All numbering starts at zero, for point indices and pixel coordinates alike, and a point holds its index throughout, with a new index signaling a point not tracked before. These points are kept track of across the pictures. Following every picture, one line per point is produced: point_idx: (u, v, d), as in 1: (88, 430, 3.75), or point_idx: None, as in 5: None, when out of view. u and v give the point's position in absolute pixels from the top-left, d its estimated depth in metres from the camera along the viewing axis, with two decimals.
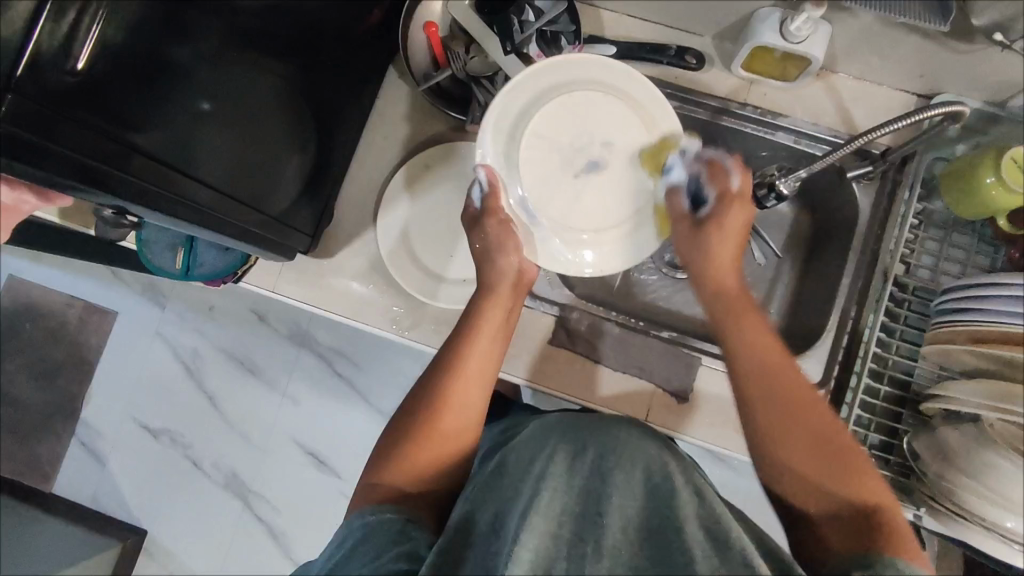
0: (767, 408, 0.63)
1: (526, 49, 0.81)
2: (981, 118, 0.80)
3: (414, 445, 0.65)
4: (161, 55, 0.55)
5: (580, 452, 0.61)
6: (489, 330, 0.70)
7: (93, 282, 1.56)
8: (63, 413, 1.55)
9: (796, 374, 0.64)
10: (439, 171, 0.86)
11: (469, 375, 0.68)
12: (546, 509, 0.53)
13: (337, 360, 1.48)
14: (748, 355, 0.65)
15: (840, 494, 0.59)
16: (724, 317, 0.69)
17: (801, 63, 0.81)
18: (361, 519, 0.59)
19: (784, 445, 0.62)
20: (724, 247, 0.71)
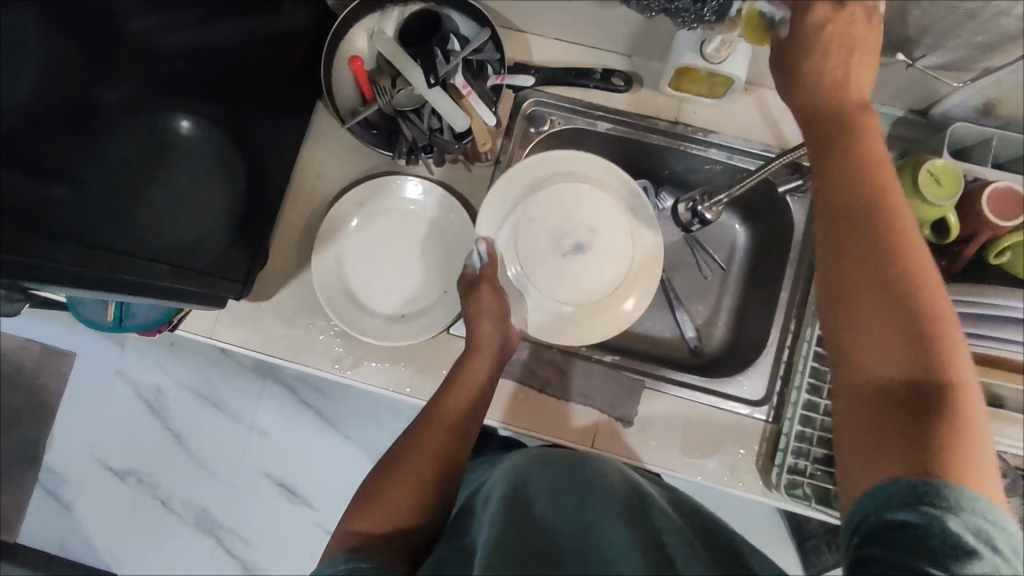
0: (830, 244, 0.48)
1: (452, 80, 0.79)
2: (908, 125, 0.80)
3: (395, 489, 0.62)
4: (96, 101, 0.67)
5: (531, 480, 0.54)
6: (469, 385, 0.73)
7: (49, 324, 1.44)
8: (22, 461, 1.46)
9: (880, 169, 0.47)
10: (372, 208, 0.86)
11: (451, 424, 0.69)
12: (497, 540, 0.47)
13: (303, 389, 1.42)
14: (849, 170, 0.47)
15: (901, 374, 0.44)
16: (824, 125, 0.49)
17: (726, 81, 0.81)
18: (333, 568, 0.52)
19: (850, 303, 0.46)
20: (858, 63, 0.48)
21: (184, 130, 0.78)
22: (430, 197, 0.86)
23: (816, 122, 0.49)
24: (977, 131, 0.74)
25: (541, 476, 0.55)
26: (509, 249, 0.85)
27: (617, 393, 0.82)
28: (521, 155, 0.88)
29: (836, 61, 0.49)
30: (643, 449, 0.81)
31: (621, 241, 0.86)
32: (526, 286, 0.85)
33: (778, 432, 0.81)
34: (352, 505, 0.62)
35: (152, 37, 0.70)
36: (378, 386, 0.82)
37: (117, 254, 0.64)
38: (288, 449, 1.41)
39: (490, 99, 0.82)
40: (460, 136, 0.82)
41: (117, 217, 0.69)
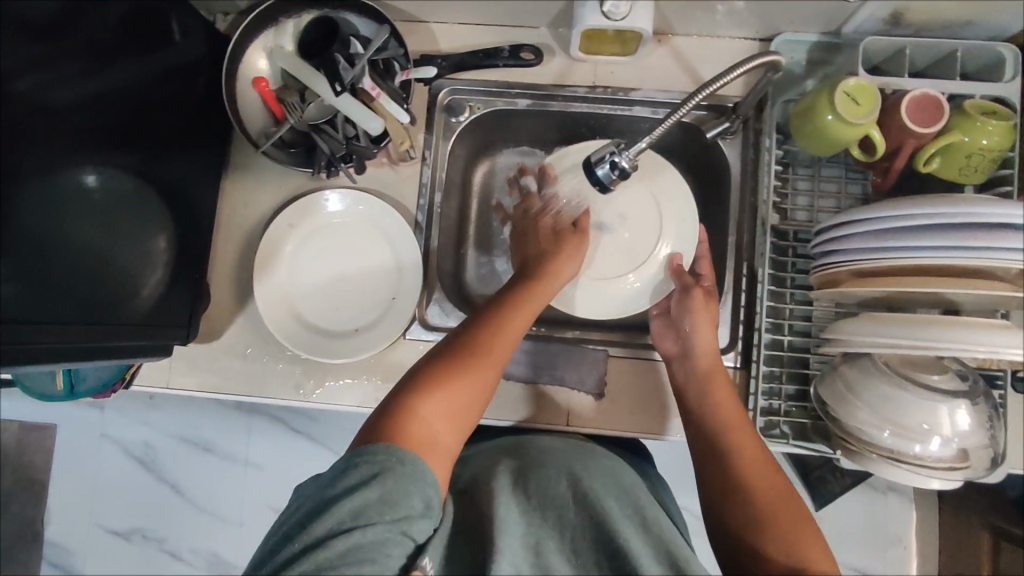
0: (715, 454, 0.66)
1: (361, 84, 0.76)
2: (823, 49, 0.80)
3: (449, 384, 0.61)
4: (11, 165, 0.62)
5: (547, 479, 0.61)
6: (523, 310, 0.69)
7: (22, 400, 1.42)
8: (26, 540, 1.44)
9: (741, 420, 0.68)
10: (305, 228, 0.84)
11: (509, 336, 0.67)
12: (515, 535, 0.55)
13: (291, 418, 1.39)
14: (712, 412, 0.69)
15: (781, 548, 0.58)
16: (694, 381, 0.72)
17: (634, 35, 0.80)
18: (383, 456, 0.52)
19: (728, 480, 0.64)
20: (703, 315, 0.74)
21: (95, 182, 0.71)
22: (359, 206, 0.84)
23: (702, 391, 0.71)
24: (888, 42, 0.73)
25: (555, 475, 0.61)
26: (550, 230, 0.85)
27: (583, 368, 0.82)
28: (446, 147, 0.86)
29: (690, 320, 0.73)
30: (618, 417, 0.81)
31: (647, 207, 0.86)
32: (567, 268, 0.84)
33: (748, 375, 0.80)
34: (401, 383, 0.62)
35: (46, 97, 0.66)
36: (344, 404, 0.81)
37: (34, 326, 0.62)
38: (288, 477, 1.39)
39: (400, 96, 0.79)
40: (378, 139, 0.79)
41: (40, 280, 0.64)
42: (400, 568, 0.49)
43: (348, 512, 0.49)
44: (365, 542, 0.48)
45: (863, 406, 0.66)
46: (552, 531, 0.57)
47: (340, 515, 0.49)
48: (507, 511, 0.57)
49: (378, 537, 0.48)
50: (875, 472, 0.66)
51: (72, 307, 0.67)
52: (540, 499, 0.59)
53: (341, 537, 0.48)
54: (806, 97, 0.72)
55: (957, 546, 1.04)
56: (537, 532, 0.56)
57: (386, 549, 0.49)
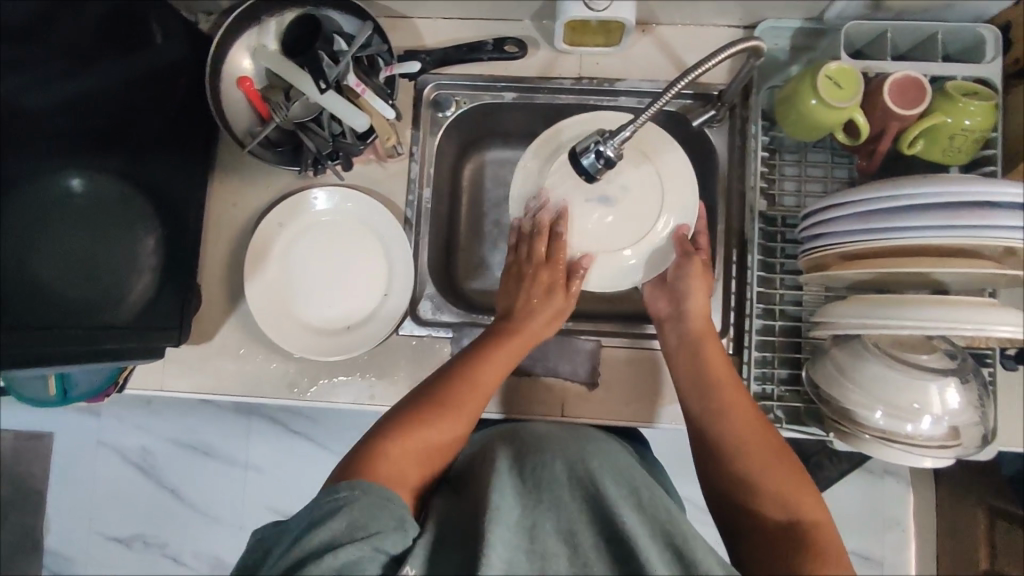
0: (705, 416, 0.68)
1: (345, 81, 0.76)
2: (805, 35, 0.80)
3: (426, 426, 0.63)
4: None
5: (540, 467, 0.58)
6: (508, 348, 0.72)
7: (18, 409, 1.42)
8: (26, 549, 1.43)
9: (733, 380, 0.69)
10: (296, 227, 0.84)
11: (487, 378, 0.69)
12: (509, 522, 0.51)
13: (288, 419, 1.38)
14: (700, 371, 0.71)
15: (773, 504, 0.60)
16: (684, 343, 0.74)
17: (618, 25, 0.80)
18: (349, 490, 0.54)
19: (722, 444, 0.65)
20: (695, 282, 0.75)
21: (77, 187, 0.72)
22: (347, 203, 0.84)
23: (695, 356, 0.72)
24: (870, 26, 0.73)
25: (554, 459, 0.58)
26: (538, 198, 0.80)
27: (577, 358, 0.82)
28: (434, 142, 0.86)
29: (687, 287, 0.75)
30: (612, 406, 0.81)
31: (649, 186, 0.80)
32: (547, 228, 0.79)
33: (740, 361, 0.80)
34: (381, 420, 0.64)
35: (24, 100, 0.66)
36: (339, 401, 0.81)
37: (17, 330, 0.61)
38: (287, 478, 1.38)
39: (385, 93, 0.79)
40: (365, 135, 0.80)
41: (18, 290, 0.65)
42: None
43: (319, 540, 0.50)
44: (338, 564, 0.48)
45: (852, 387, 0.66)
46: (550, 515, 0.53)
47: (311, 547, 0.50)
48: (502, 497, 0.54)
49: (350, 557, 0.49)
50: (868, 452, 0.67)
51: (57, 311, 0.67)
52: (532, 487, 0.56)
53: (314, 563, 0.49)
54: (789, 83, 0.72)
55: (954, 525, 1.05)
56: (533, 518, 0.53)
57: (360, 568, 0.49)
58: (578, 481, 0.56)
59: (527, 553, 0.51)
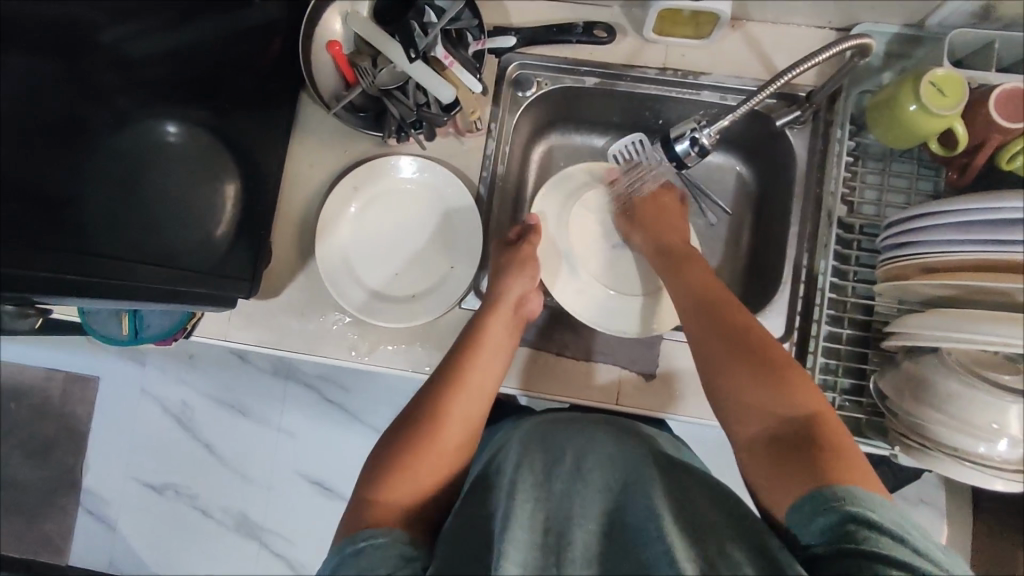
0: (698, 330, 0.68)
1: (433, 52, 0.77)
2: (902, 42, 0.79)
3: (411, 458, 0.61)
4: (87, 114, 0.69)
5: (552, 455, 0.55)
6: (489, 348, 0.72)
7: (70, 351, 1.46)
8: (64, 488, 1.47)
9: (722, 293, 0.71)
10: (368, 193, 0.85)
11: (472, 391, 0.68)
12: (524, 518, 0.48)
13: (326, 387, 1.40)
14: (691, 293, 0.72)
15: (772, 400, 0.60)
16: (671, 269, 0.77)
17: (710, 18, 0.79)
18: (352, 545, 0.52)
19: (711, 340, 0.66)
20: (665, 215, 0.85)
21: (173, 135, 0.78)
22: (423, 173, 0.85)
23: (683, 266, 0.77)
24: (976, 35, 0.71)
25: (565, 450, 0.56)
26: (560, 227, 0.88)
27: (636, 348, 0.81)
28: (511, 121, 0.86)
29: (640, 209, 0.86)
30: (668, 399, 0.80)
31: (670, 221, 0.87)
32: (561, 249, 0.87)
33: (803, 367, 0.79)
34: (369, 465, 0.63)
35: (125, 48, 0.72)
36: (396, 368, 0.82)
37: (116, 261, 0.65)
38: (320, 444, 1.40)
39: (474, 66, 0.79)
40: (448, 107, 0.80)
41: (110, 225, 0.68)
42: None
43: None
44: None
45: (923, 400, 0.66)
46: (566, 509, 0.50)
47: None
48: (515, 495, 0.51)
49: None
50: (936, 468, 0.66)
51: (148, 246, 0.71)
52: (545, 473, 0.53)
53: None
54: (886, 88, 0.72)
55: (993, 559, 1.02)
56: (548, 512, 0.50)
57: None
58: (589, 470, 0.54)
59: (542, 546, 0.47)
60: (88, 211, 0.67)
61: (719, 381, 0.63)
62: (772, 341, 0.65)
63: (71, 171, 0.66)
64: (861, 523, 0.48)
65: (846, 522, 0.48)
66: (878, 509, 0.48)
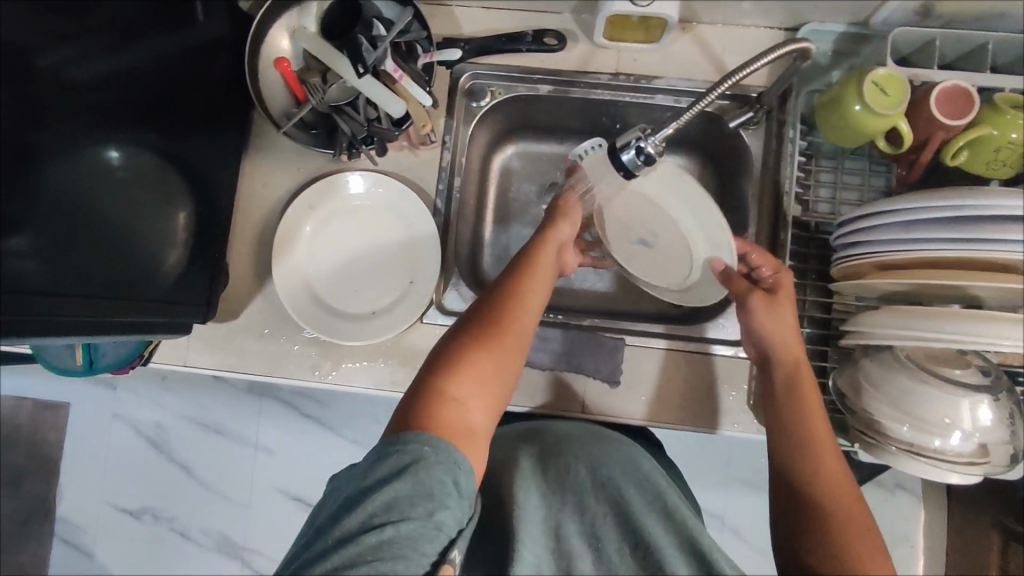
0: (791, 421, 0.66)
1: (383, 66, 0.76)
2: (848, 40, 0.79)
3: (472, 358, 0.61)
4: (27, 141, 0.67)
5: (564, 463, 0.66)
6: (544, 274, 0.71)
7: (38, 378, 1.43)
8: (37, 517, 1.44)
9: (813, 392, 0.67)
10: (325, 210, 0.84)
11: (529, 309, 0.67)
12: (537, 523, 0.62)
13: (301, 402, 1.38)
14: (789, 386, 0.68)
15: (835, 518, 0.60)
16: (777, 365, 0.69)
17: (659, 22, 0.79)
18: (416, 444, 0.52)
19: (796, 443, 0.65)
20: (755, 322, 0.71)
21: (116, 159, 0.77)
22: (379, 188, 0.84)
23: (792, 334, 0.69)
24: (918, 33, 0.72)
25: (576, 460, 0.66)
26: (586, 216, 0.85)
27: (600, 355, 0.81)
28: (466, 131, 0.86)
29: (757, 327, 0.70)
30: (635, 405, 0.80)
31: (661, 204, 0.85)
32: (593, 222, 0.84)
33: None
34: (430, 361, 0.62)
35: (65, 72, 0.70)
36: (361, 385, 0.81)
37: (55, 296, 0.63)
38: (298, 461, 1.38)
39: (423, 79, 0.79)
40: (399, 121, 0.79)
41: (61, 257, 0.67)
42: (430, 565, 0.49)
43: (384, 504, 0.49)
44: (399, 538, 0.48)
45: (883, 399, 0.66)
46: (573, 517, 0.63)
47: (374, 509, 0.49)
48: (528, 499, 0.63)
49: (413, 532, 0.49)
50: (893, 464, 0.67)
51: (94, 276, 0.69)
52: (558, 481, 0.65)
53: (373, 532, 0.48)
54: (832, 88, 0.72)
55: (965, 544, 1.03)
56: (557, 519, 0.63)
57: (420, 545, 0.49)
58: (598, 483, 0.64)
59: (551, 548, 0.62)
60: (27, 244, 0.65)
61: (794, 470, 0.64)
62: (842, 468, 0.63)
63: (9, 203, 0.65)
64: None
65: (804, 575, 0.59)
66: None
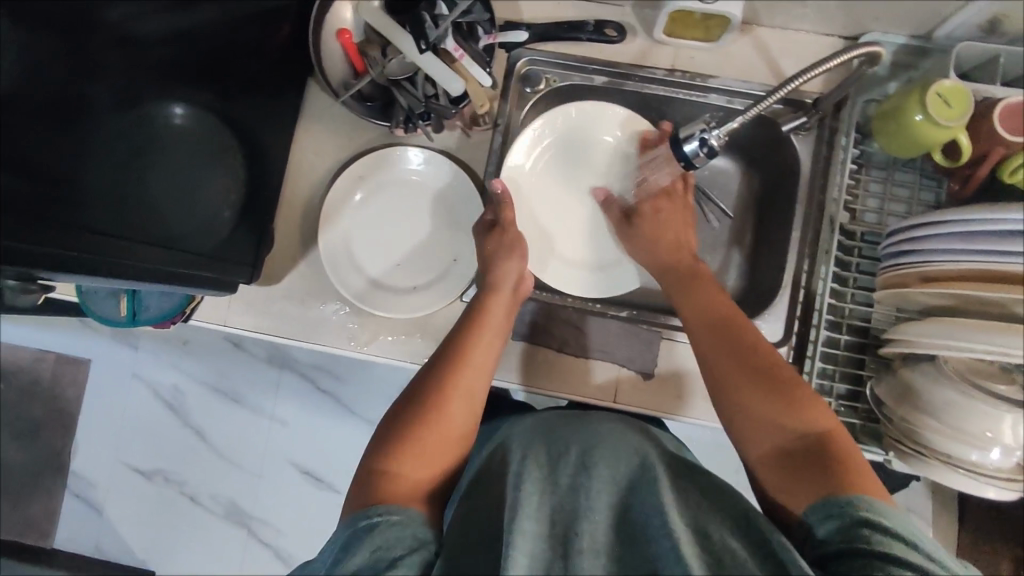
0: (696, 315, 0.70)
1: (443, 44, 0.77)
2: (909, 53, 0.80)
3: (420, 429, 0.62)
4: (89, 89, 0.67)
5: (558, 447, 0.55)
6: (493, 326, 0.72)
7: (63, 332, 1.45)
8: (51, 469, 1.46)
9: (732, 310, 0.69)
10: (373, 182, 0.85)
11: (475, 365, 0.68)
12: (532, 511, 0.49)
13: (320, 377, 1.39)
14: (695, 305, 0.71)
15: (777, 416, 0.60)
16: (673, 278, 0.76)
17: (722, 21, 0.80)
18: (366, 520, 0.53)
19: (711, 355, 0.66)
20: (669, 220, 0.80)
21: (179, 115, 0.78)
22: (429, 165, 0.85)
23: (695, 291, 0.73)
24: (983, 49, 0.72)
25: (570, 443, 0.56)
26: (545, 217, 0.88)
27: (635, 347, 0.81)
28: (518, 116, 0.87)
29: (635, 246, 0.82)
30: (665, 399, 0.81)
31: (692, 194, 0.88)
32: (555, 245, 0.87)
33: (800, 370, 0.80)
34: (378, 438, 0.63)
35: (130, 27, 0.69)
36: (396, 358, 0.82)
37: (118, 241, 0.65)
38: (312, 434, 1.39)
39: (484, 60, 0.79)
40: (458, 100, 0.80)
41: (120, 204, 0.69)
42: None
43: None
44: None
45: (920, 408, 0.66)
46: (571, 503, 0.50)
47: None
48: (522, 487, 0.51)
49: None
50: (929, 475, 0.67)
51: (154, 226, 0.71)
52: (552, 467, 0.53)
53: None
54: (893, 97, 0.72)
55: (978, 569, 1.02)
56: (554, 506, 0.50)
57: None
58: (596, 466, 0.53)
59: (549, 540, 0.48)
60: (92, 188, 0.66)
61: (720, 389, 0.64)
62: (769, 352, 0.65)
63: (77, 145, 0.65)
64: (877, 529, 0.49)
65: (861, 529, 0.49)
66: (893, 519, 0.50)
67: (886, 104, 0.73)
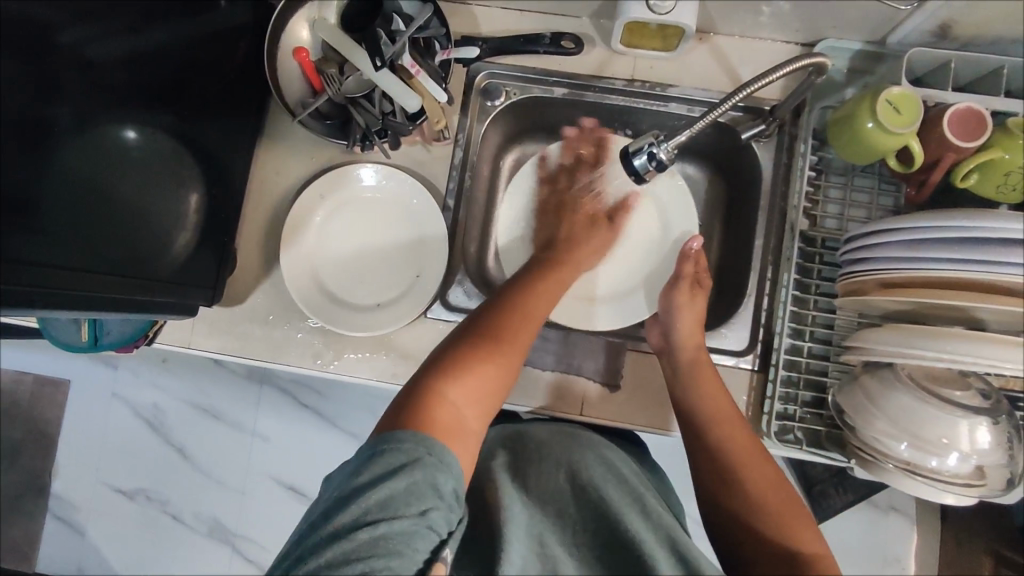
0: (698, 407, 0.72)
1: (400, 60, 0.76)
2: (865, 58, 0.80)
3: (475, 363, 0.61)
4: (42, 115, 0.67)
5: (545, 474, 0.64)
6: (544, 294, 0.73)
7: (40, 353, 1.43)
8: (32, 492, 1.44)
9: (724, 403, 0.72)
10: (334, 200, 0.85)
11: (529, 322, 0.68)
12: (522, 529, 0.57)
13: (300, 392, 1.38)
14: (699, 399, 0.72)
15: (764, 519, 0.62)
16: (681, 372, 0.75)
17: (678, 31, 0.79)
18: (408, 438, 0.52)
19: (710, 453, 0.68)
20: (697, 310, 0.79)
21: (133, 139, 0.76)
22: (389, 181, 0.85)
23: (686, 379, 0.74)
24: (935, 55, 0.72)
25: (555, 469, 0.64)
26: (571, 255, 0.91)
27: (600, 358, 0.81)
28: (479, 130, 0.87)
29: (675, 316, 0.79)
30: (632, 411, 0.80)
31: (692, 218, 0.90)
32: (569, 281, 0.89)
33: (765, 378, 0.79)
34: (429, 361, 0.62)
35: (85, 50, 0.70)
36: (362, 377, 0.81)
37: (64, 270, 0.64)
38: (293, 450, 1.38)
39: (439, 76, 0.80)
40: (414, 117, 0.80)
41: (73, 230, 0.67)
42: (422, 563, 0.48)
43: (374, 502, 0.48)
44: (392, 534, 0.47)
45: (879, 416, 0.66)
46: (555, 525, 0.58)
47: (365, 508, 0.48)
48: (515, 505, 0.59)
49: (404, 529, 0.48)
50: (888, 482, 0.66)
51: (107, 252, 0.70)
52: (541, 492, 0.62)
53: (366, 529, 0.47)
54: (845, 105, 0.72)
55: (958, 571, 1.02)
56: (541, 525, 0.58)
57: (412, 543, 0.48)
58: (577, 488, 0.62)
59: (538, 554, 0.56)
60: (42, 214, 0.65)
61: (715, 485, 0.66)
62: (765, 457, 0.67)
63: (31, 173, 0.65)
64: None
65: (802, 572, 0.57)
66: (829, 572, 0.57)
67: (840, 121, 0.73)
